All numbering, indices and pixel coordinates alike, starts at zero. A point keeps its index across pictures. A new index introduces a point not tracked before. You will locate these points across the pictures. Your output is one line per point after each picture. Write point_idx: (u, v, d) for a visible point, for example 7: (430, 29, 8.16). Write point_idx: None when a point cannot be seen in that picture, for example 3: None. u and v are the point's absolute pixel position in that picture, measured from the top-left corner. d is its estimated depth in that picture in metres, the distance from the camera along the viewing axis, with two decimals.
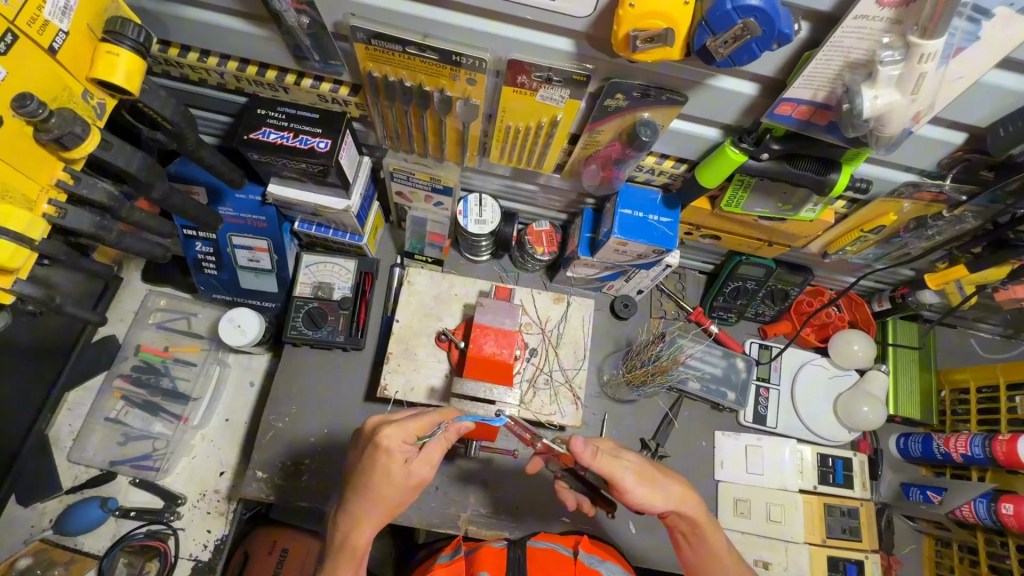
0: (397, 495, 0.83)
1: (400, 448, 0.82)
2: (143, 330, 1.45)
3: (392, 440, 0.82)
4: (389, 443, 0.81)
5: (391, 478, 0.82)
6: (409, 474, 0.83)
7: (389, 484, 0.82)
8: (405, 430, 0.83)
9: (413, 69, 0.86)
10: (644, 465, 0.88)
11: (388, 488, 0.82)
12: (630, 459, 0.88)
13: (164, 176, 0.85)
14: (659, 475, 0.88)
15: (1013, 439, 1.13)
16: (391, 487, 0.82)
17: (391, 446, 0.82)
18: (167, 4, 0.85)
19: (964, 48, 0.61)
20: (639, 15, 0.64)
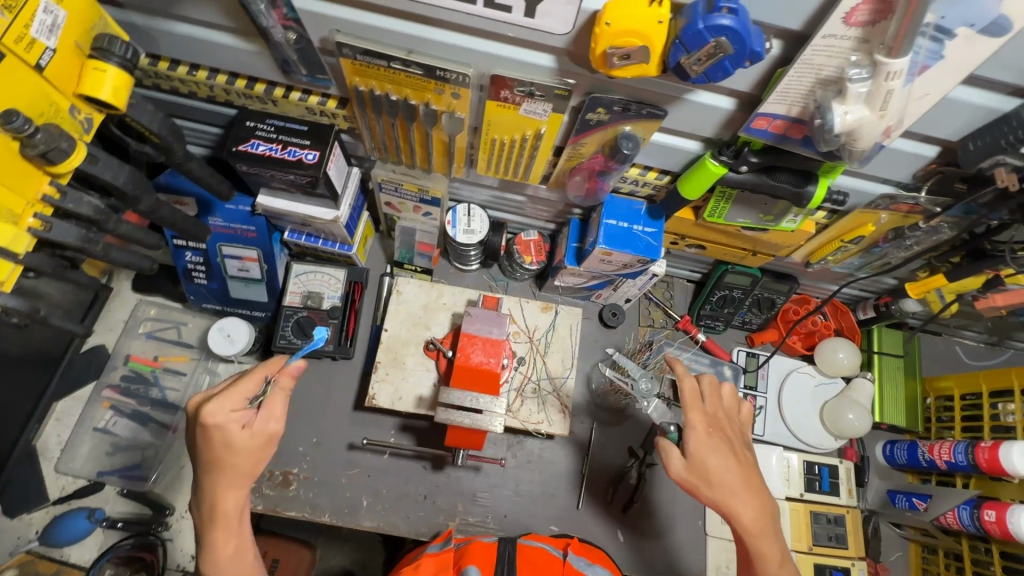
0: (259, 459, 0.82)
1: (234, 415, 0.80)
2: (131, 340, 1.45)
3: (221, 411, 0.79)
4: (213, 412, 0.79)
5: (229, 443, 0.79)
6: (252, 437, 0.81)
7: (229, 451, 0.80)
8: (241, 397, 0.81)
9: (399, 83, 0.87)
10: (713, 466, 0.84)
11: (224, 456, 0.80)
12: (718, 455, 0.85)
13: (151, 189, 0.86)
14: (724, 478, 0.84)
15: (995, 446, 1.15)
16: (229, 454, 0.80)
17: (219, 413, 0.79)
18: (155, 20, 0.86)
19: (930, 65, 0.63)
20: (615, 33, 0.65)
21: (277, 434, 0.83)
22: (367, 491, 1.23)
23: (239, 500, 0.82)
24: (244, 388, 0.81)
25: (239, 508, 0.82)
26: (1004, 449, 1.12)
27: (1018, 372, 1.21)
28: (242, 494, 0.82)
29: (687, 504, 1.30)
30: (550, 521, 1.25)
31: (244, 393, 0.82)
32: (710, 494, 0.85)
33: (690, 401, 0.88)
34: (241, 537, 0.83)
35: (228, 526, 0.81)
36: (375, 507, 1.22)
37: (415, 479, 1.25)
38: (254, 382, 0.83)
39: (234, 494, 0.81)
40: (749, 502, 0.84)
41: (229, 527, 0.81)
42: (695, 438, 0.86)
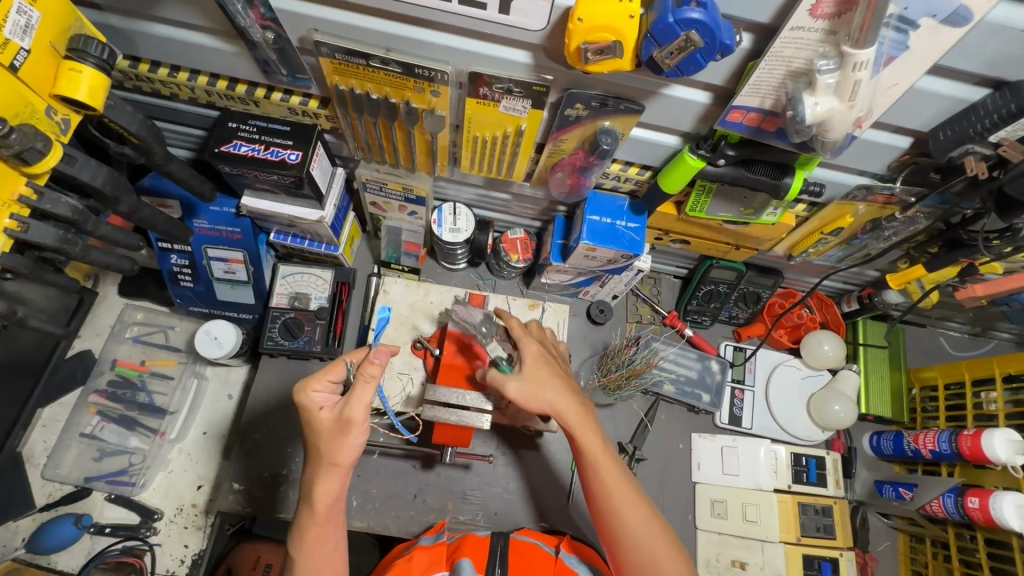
0: (336, 444, 0.87)
1: (316, 396, 0.88)
2: (119, 344, 1.45)
3: (310, 393, 0.89)
4: (302, 392, 0.88)
5: (317, 423, 0.88)
6: (330, 418, 0.88)
7: (319, 432, 0.88)
8: (326, 381, 0.90)
9: (379, 82, 0.88)
10: (541, 377, 0.94)
11: (317, 436, 0.88)
12: (540, 369, 0.95)
13: (131, 190, 0.85)
14: (551, 385, 0.94)
15: (977, 434, 1.16)
16: (317, 433, 0.88)
17: (308, 394, 0.89)
18: (134, 21, 0.87)
19: (895, 56, 0.64)
20: (588, 28, 0.66)
21: (354, 422, 0.86)
22: (356, 491, 1.22)
23: (326, 486, 0.88)
24: (331, 373, 0.91)
25: (320, 493, 0.88)
26: (986, 436, 1.14)
27: (1000, 360, 1.23)
28: (325, 477, 0.88)
29: (676, 498, 1.31)
30: (541, 517, 1.25)
31: (331, 378, 0.90)
32: (541, 401, 0.93)
33: (518, 335, 0.98)
34: (322, 522, 0.90)
35: (311, 511, 0.89)
36: (365, 507, 1.21)
37: (405, 478, 1.25)
38: (340, 368, 0.91)
39: (319, 477, 0.88)
40: (573, 404, 0.94)
41: (315, 512, 0.89)
42: (524, 357, 0.96)
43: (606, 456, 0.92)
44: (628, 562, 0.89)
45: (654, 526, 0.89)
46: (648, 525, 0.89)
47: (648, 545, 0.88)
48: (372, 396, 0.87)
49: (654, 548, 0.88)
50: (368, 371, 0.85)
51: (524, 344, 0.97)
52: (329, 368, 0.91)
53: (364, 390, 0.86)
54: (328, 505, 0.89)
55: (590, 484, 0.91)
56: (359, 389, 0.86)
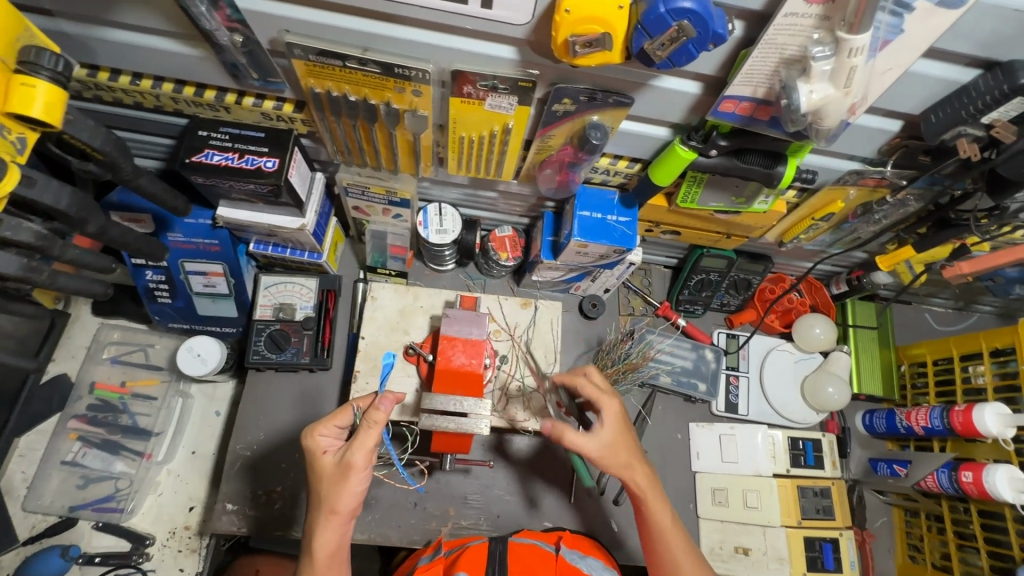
0: (336, 490, 0.86)
1: (321, 440, 0.89)
2: (96, 366, 1.39)
3: (316, 437, 0.89)
4: (307, 435, 0.89)
5: (319, 469, 0.88)
6: (332, 463, 0.88)
7: (321, 478, 0.88)
8: (333, 426, 0.91)
9: (357, 83, 0.84)
10: (619, 440, 0.93)
11: (319, 481, 0.88)
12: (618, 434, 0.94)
13: (99, 209, 0.81)
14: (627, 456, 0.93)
15: (968, 409, 1.18)
16: (319, 478, 0.88)
17: (314, 437, 0.90)
18: (90, 27, 0.81)
19: (890, 40, 0.63)
20: (576, 21, 0.64)
21: (354, 467, 0.85)
22: None
23: (324, 535, 0.87)
24: (339, 417, 0.91)
25: (320, 542, 0.87)
26: (977, 411, 1.16)
27: (986, 335, 1.24)
28: (324, 525, 0.87)
29: (678, 489, 1.31)
30: (543, 517, 1.24)
31: (340, 422, 0.91)
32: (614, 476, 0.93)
33: (597, 395, 0.95)
34: (322, 573, 0.87)
35: (312, 559, 0.88)
36: (365, 519, 1.19)
37: (403, 487, 1.22)
38: (348, 413, 0.91)
39: (319, 524, 0.87)
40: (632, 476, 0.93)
41: (314, 561, 0.87)
42: (602, 419, 0.93)
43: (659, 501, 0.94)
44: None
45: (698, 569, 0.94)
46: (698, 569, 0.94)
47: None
48: (374, 442, 0.86)
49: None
50: (373, 417, 0.85)
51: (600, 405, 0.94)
52: (336, 412, 0.92)
53: (365, 435, 0.85)
54: (328, 553, 0.87)
55: (640, 521, 0.96)
56: (361, 435, 0.85)
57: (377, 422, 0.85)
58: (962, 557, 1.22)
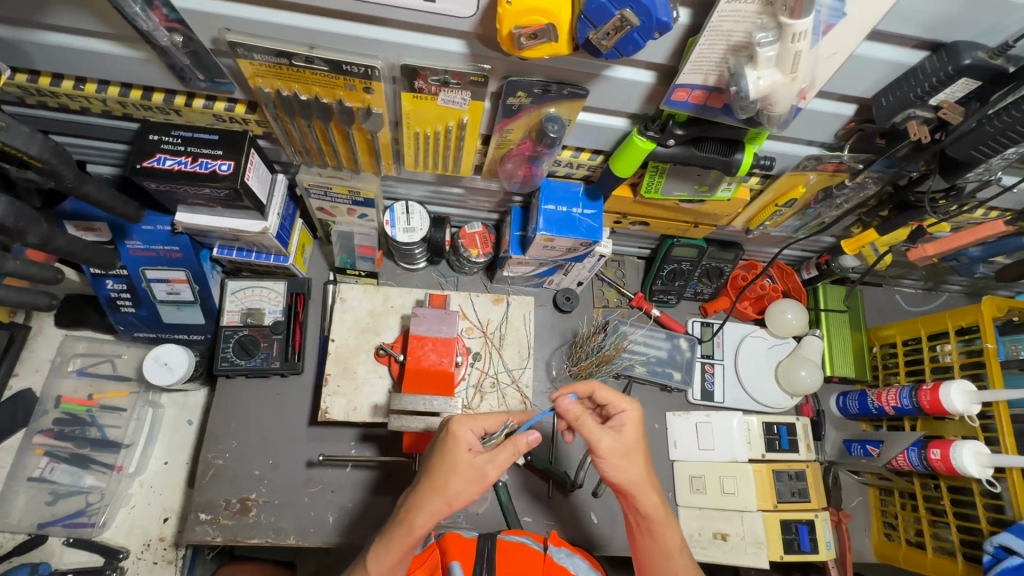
0: (461, 491, 0.80)
1: (473, 434, 0.82)
2: (61, 379, 1.35)
3: (465, 428, 0.82)
4: (460, 423, 0.82)
5: (455, 457, 0.80)
6: (468, 461, 0.81)
7: (450, 467, 0.80)
8: (478, 422, 0.85)
9: (307, 82, 0.82)
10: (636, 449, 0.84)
11: (447, 469, 0.80)
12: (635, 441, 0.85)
13: (39, 220, 0.80)
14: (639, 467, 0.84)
15: (936, 387, 1.19)
16: (449, 467, 0.80)
17: (463, 427, 0.83)
18: (23, 31, 0.78)
19: (833, 24, 0.63)
20: (518, 12, 0.63)
21: (490, 479, 0.81)
22: (332, 509, 1.19)
23: (426, 523, 0.80)
24: (480, 416, 0.87)
25: (419, 523, 0.79)
26: (944, 389, 1.17)
27: (952, 315, 1.25)
28: (434, 515, 0.80)
29: (656, 478, 1.32)
30: (522, 512, 1.24)
31: (484, 423, 0.87)
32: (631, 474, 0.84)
33: (616, 398, 0.88)
34: (397, 551, 0.81)
35: (404, 537, 0.80)
36: (343, 523, 1.17)
37: (379, 489, 1.21)
38: (492, 419, 0.88)
39: (427, 509, 0.79)
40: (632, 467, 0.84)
41: (405, 538, 0.80)
42: (622, 419, 0.87)
43: (646, 485, 0.84)
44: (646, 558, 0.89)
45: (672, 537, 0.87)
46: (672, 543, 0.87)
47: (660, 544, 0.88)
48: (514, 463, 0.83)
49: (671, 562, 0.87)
50: (520, 442, 0.82)
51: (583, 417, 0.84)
52: (482, 413, 0.87)
53: (513, 456, 0.82)
54: (418, 539, 0.81)
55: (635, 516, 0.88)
56: (511, 454, 0.82)
57: (533, 444, 0.83)
58: (935, 532, 1.24)
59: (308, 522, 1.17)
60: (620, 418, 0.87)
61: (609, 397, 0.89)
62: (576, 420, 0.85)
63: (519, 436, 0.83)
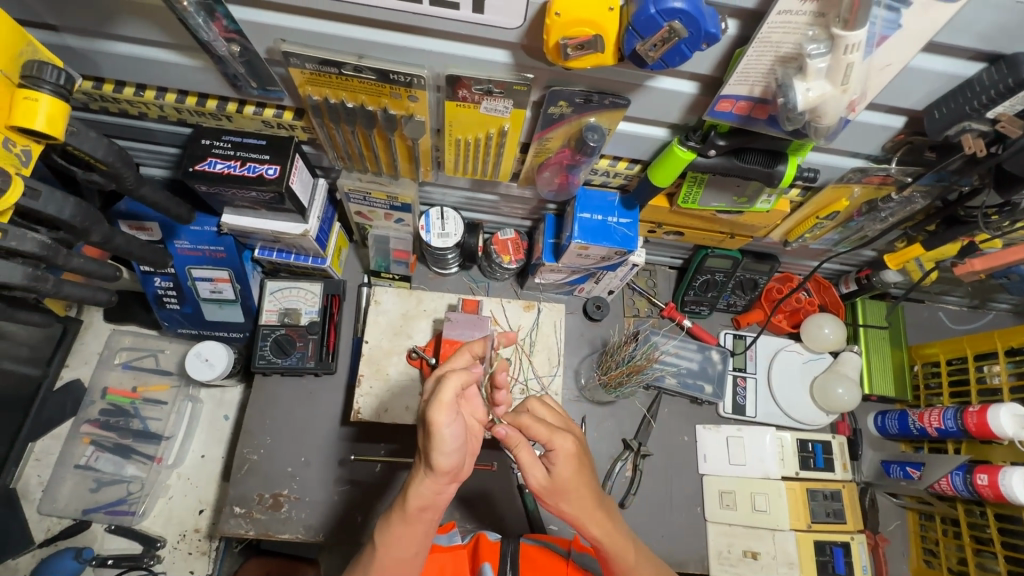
0: (429, 449, 0.75)
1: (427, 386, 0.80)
2: (108, 371, 1.41)
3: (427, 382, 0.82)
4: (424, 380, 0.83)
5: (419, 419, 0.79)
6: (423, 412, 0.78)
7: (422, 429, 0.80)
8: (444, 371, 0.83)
9: (354, 90, 0.85)
10: (572, 484, 0.79)
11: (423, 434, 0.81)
12: (570, 475, 0.79)
13: (101, 220, 0.85)
14: (579, 497, 0.80)
15: (983, 409, 1.15)
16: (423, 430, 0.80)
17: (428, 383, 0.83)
18: (92, 40, 0.83)
19: (887, 35, 0.62)
20: (566, 24, 0.64)
21: (436, 420, 0.73)
22: (361, 507, 1.20)
23: (419, 489, 0.79)
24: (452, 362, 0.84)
25: (414, 495, 0.79)
26: (992, 412, 1.13)
27: (1002, 334, 1.21)
28: (417, 479, 0.79)
29: (685, 492, 1.30)
30: (548, 520, 1.24)
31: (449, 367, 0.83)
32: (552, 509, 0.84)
33: (548, 434, 0.79)
34: (408, 523, 0.80)
35: (402, 508, 0.81)
36: (371, 523, 1.19)
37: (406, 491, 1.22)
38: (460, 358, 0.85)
39: (414, 478, 0.79)
40: (563, 504, 0.80)
41: (404, 508, 0.81)
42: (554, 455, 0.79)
43: (586, 517, 0.81)
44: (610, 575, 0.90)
45: (630, 557, 0.84)
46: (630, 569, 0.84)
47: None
48: (456, 391, 0.74)
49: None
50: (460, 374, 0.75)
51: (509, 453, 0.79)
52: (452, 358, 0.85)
53: (444, 387, 0.74)
54: (418, 507, 0.80)
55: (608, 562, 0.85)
56: (445, 382, 0.74)
57: (467, 373, 0.75)
58: (980, 562, 1.18)
59: (337, 520, 1.19)
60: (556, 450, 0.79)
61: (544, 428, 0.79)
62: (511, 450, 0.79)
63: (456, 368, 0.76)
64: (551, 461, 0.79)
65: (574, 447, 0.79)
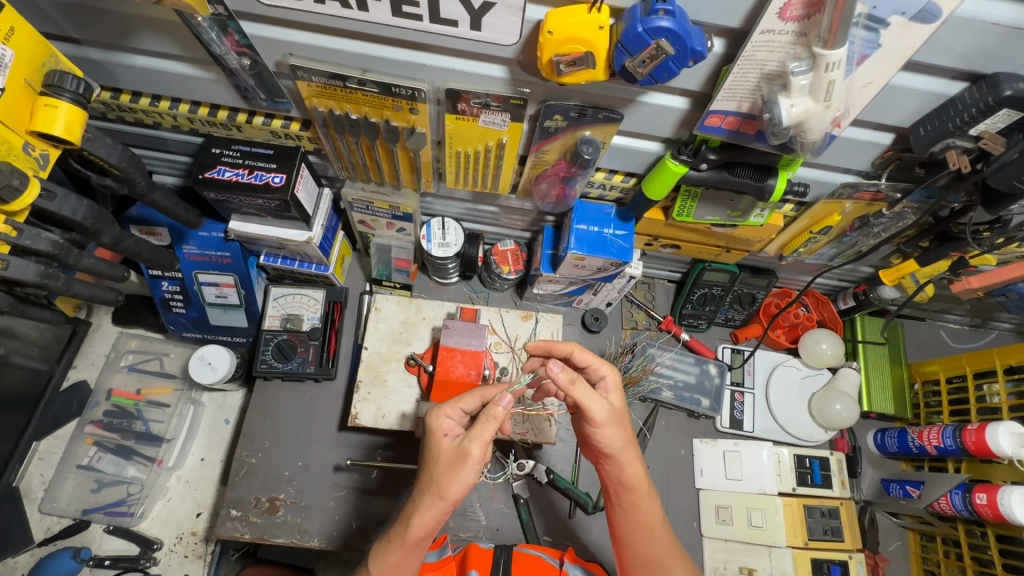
0: (445, 480, 0.80)
1: (443, 420, 0.83)
2: (115, 373, 1.44)
3: (440, 416, 0.85)
4: (433, 411, 0.85)
5: (436, 449, 0.83)
6: (449, 447, 0.82)
7: (434, 460, 0.83)
8: (457, 409, 0.86)
9: (358, 102, 0.88)
10: (623, 412, 0.85)
11: (432, 463, 0.83)
12: (621, 406, 0.86)
13: (112, 222, 0.88)
14: (627, 430, 0.85)
15: (982, 428, 1.14)
16: (433, 460, 0.82)
17: (438, 416, 0.85)
18: (111, 53, 0.88)
19: (867, 54, 0.65)
20: (558, 41, 0.67)
21: (470, 459, 0.79)
22: (355, 513, 1.21)
23: (421, 517, 0.82)
24: (463, 402, 0.86)
25: (418, 523, 0.82)
26: (990, 430, 1.12)
27: (1000, 353, 1.21)
28: (427, 509, 0.81)
29: (681, 506, 1.29)
30: (542, 531, 1.24)
31: (461, 405, 0.86)
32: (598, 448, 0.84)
33: (592, 360, 0.89)
34: (405, 551, 0.84)
35: (402, 535, 0.84)
36: (366, 530, 1.19)
37: (401, 497, 1.22)
38: (473, 399, 0.86)
39: (422, 507, 0.82)
40: (619, 433, 0.83)
41: (405, 536, 0.83)
42: (605, 385, 0.87)
43: (629, 452, 0.84)
44: (626, 538, 0.88)
45: (652, 509, 0.87)
46: (649, 519, 0.86)
47: (647, 550, 0.87)
48: (493, 435, 0.80)
49: (647, 535, 0.87)
50: (491, 409, 0.80)
51: (576, 382, 0.80)
52: (462, 397, 0.87)
53: (484, 427, 0.79)
54: (420, 536, 0.83)
55: (625, 513, 0.87)
56: (485, 421, 0.79)
57: (503, 413, 0.79)
58: None
59: (331, 526, 1.20)
60: (602, 383, 0.88)
61: (589, 359, 0.89)
62: (569, 387, 0.80)
63: (488, 406, 0.81)
64: (605, 392, 0.87)
65: (620, 379, 0.88)
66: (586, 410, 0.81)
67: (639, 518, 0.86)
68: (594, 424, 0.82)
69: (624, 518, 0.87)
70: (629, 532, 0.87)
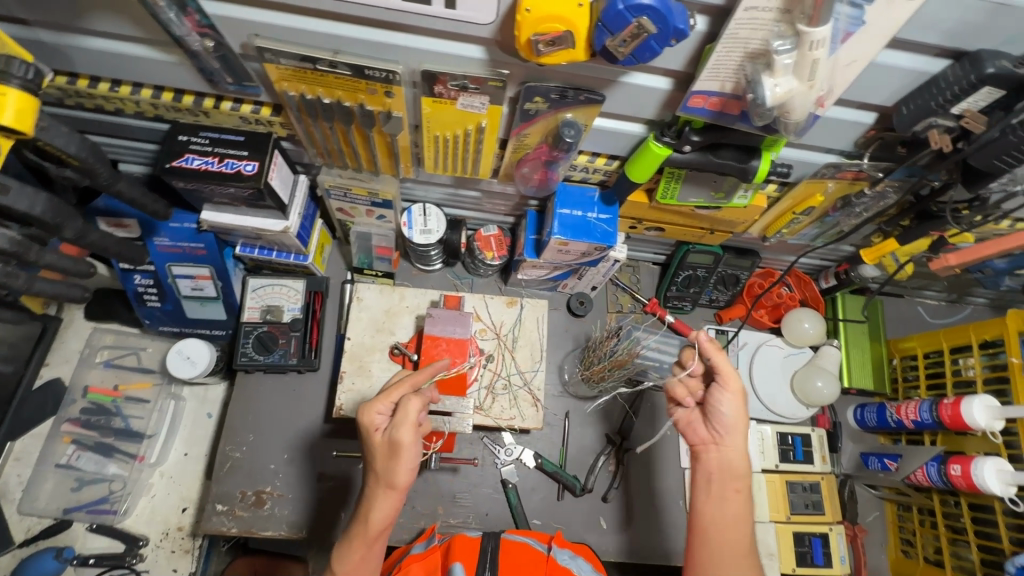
0: (390, 470, 0.85)
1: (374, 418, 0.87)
2: (90, 370, 1.40)
3: (372, 413, 0.88)
4: (364, 408, 0.88)
5: (371, 444, 0.88)
6: (382, 440, 0.87)
7: (373, 456, 0.88)
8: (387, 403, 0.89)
9: (330, 86, 0.84)
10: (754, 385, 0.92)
11: (372, 459, 0.88)
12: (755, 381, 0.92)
13: (74, 215, 0.84)
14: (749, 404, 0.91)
15: (957, 401, 1.16)
16: (373, 454, 0.87)
17: (370, 412, 0.88)
18: (64, 35, 0.83)
19: (852, 32, 0.63)
20: (537, 19, 0.64)
21: (404, 444, 0.84)
22: (344, 504, 1.19)
23: (379, 510, 0.86)
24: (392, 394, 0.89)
25: (377, 516, 0.86)
26: (966, 404, 1.14)
27: (976, 328, 1.23)
28: (381, 500, 0.86)
29: (668, 485, 1.30)
30: (531, 514, 1.25)
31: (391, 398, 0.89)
32: (721, 417, 0.90)
33: None
34: (368, 547, 0.87)
35: (363, 533, 0.86)
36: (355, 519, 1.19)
37: None
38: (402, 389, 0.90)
39: (374, 498, 0.86)
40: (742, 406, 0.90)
41: (365, 533, 0.86)
42: None
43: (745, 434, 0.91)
44: (710, 525, 0.87)
45: (746, 505, 0.88)
46: (742, 516, 0.87)
47: (728, 543, 0.85)
48: (418, 413, 0.86)
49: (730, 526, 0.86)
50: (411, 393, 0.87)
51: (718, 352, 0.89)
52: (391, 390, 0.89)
53: (413, 410, 0.85)
54: (380, 529, 0.86)
55: (715, 504, 0.88)
56: (409, 405, 0.86)
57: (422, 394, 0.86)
58: (955, 551, 1.21)
59: (317, 517, 1.19)
60: None
61: None
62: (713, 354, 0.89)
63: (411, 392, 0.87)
64: None
65: None
66: (723, 376, 0.89)
67: (731, 511, 0.87)
68: (724, 389, 0.90)
69: (714, 508, 0.88)
70: (723, 526, 0.86)
